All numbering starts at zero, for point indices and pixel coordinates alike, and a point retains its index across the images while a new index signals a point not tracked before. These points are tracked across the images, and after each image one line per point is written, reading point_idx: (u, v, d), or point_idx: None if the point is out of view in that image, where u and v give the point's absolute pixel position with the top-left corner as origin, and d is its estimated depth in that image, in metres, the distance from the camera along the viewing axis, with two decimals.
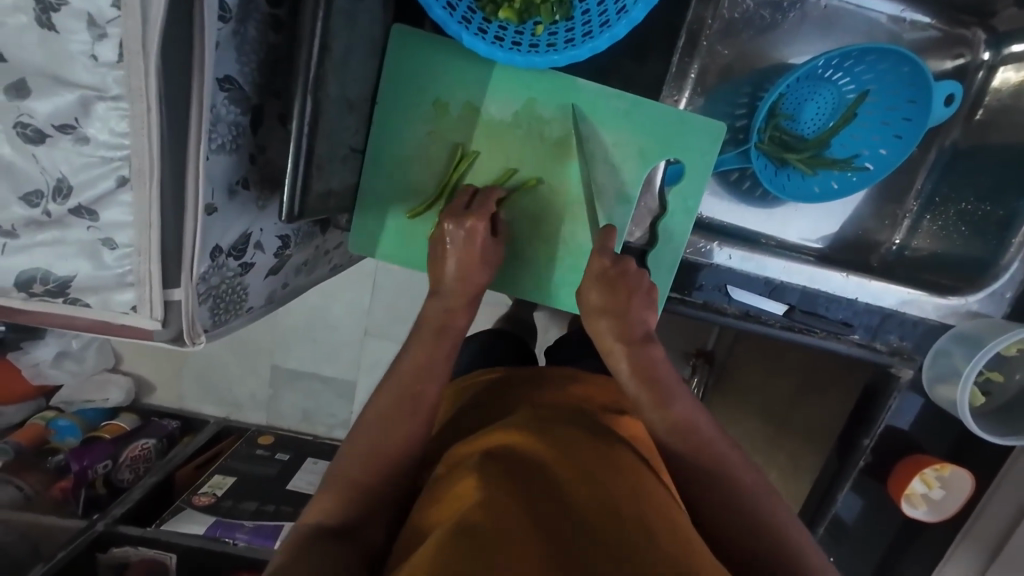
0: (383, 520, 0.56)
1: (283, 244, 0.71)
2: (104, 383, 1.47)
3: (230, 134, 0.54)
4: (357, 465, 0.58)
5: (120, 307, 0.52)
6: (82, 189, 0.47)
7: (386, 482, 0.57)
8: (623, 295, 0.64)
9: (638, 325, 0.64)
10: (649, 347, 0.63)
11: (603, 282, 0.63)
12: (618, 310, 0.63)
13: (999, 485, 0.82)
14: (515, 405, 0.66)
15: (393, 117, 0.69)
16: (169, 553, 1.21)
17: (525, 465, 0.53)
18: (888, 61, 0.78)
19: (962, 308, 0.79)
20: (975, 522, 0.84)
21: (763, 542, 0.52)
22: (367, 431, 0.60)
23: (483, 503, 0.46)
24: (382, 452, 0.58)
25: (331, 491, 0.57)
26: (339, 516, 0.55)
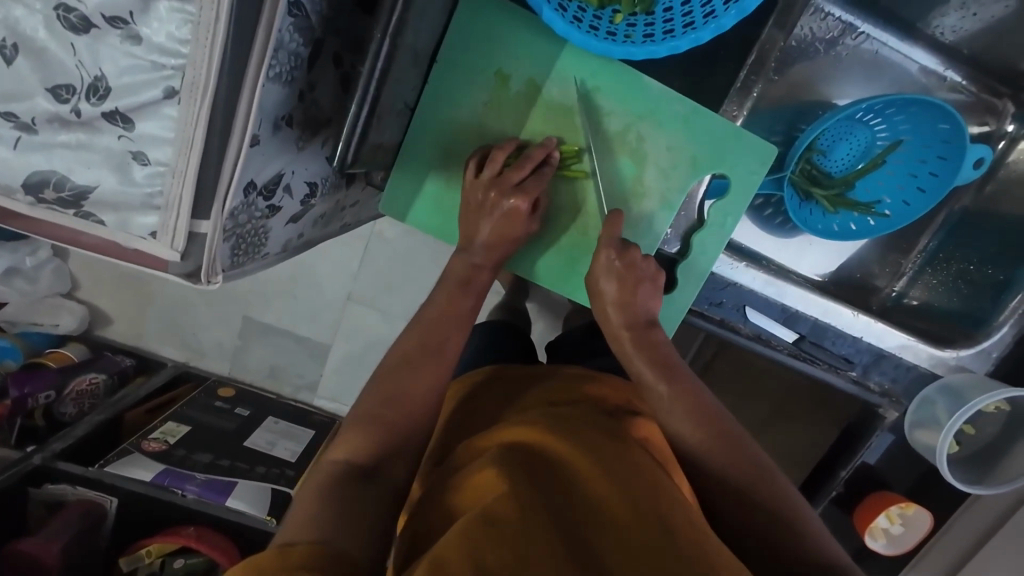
0: (405, 460, 0.57)
1: (310, 193, 0.67)
2: (56, 308, 1.38)
3: (289, 64, 0.50)
4: (381, 406, 0.58)
5: (138, 231, 0.48)
6: (122, 93, 0.43)
7: (402, 428, 0.58)
8: (632, 285, 0.65)
9: (642, 312, 0.66)
10: (653, 332, 0.66)
11: (610, 273, 0.65)
12: (625, 300, 0.66)
13: (948, 529, 0.90)
14: (528, 397, 0.67)
15: (450, 80, 0.67)
16: (110, 497, 1.12)
17: (546, 458, 0.54)
18: (931, 115, 0.80)
19: (953, 361, 0.83)
20: (922, 559, 0.93)
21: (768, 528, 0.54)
22: (387, 374, 0.61)
23: (504, 491, 0.48)
24: (408, 402, 0.59)
25: (358, 429, 0.57)
26: (365, 456, 0.55)
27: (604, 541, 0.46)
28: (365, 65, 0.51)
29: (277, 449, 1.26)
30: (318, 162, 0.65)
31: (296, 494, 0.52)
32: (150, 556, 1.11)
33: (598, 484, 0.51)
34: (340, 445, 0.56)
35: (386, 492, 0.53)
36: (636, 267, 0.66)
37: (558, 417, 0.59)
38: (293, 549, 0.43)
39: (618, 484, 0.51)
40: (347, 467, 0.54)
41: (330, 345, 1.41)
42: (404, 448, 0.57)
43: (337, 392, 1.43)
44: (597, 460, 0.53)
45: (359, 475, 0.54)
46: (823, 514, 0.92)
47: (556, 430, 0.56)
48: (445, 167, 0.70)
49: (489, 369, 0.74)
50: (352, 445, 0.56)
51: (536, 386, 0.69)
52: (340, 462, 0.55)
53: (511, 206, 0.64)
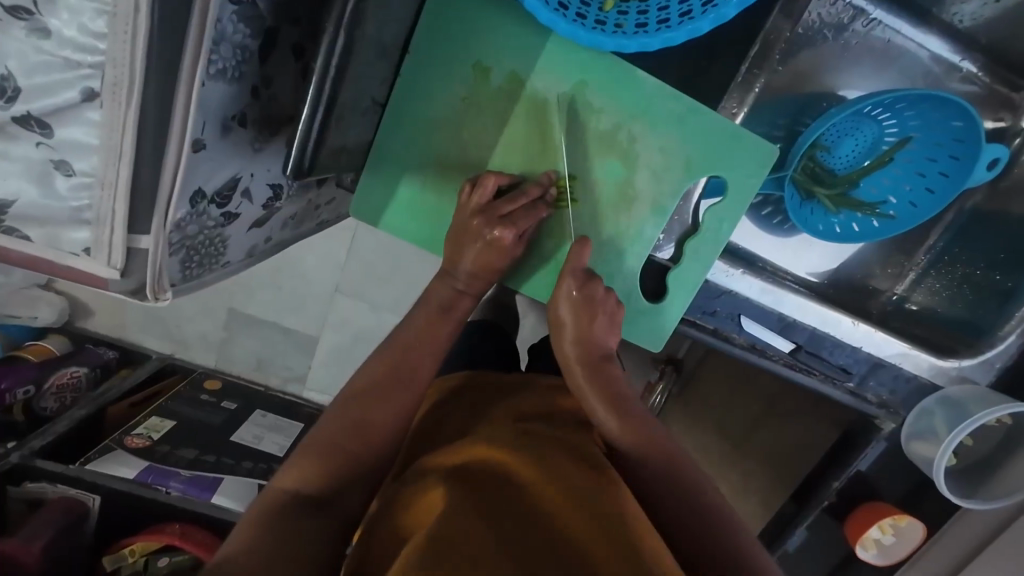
0: (357, 492, 0.54)
1: (274, 195, 0.62)
2: (33, 299, 1.34)
3: (235, 58, 0.45)
4: (343, 433, 0.55)
5: (70, 248, 0.43)
6: (35, 94, 0.37)
7: (361, 457, 0.55)
8: (586, 318, 0.61)
9: (598, 348, 0.61)
10: (608, 367, 0.61)
11: (571, 305, 0.61)
12: (580, 332, 0.61)
13: (941, 536, 0.87)
14: (501, 408, 0.63)
15: (425, 74, 0.61)
16: (92, 496, 1.09)
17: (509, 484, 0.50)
18: (945, 111, 0.75)
19: (954, 371, 0.79)
20: (915, 564, 0.89)
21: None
22: (353, 399, 0.57)
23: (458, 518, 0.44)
24: (369, 429, 0.56)
25: (310, 456, 0.54)
26: (315, 485, 0.52)
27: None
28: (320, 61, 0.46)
29: (263, 443, 1.22)
30: (280, 162, 0.59)
31: (238, 522, 0.50)
32: (133, 555, 1.08)
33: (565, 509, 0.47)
34: (289, 472, 0.53)
35: (335, 525, 0.51)
36: (596, 302, 0.61)
37: (526, 436, 0.55)
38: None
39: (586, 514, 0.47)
40: (294, 498, 0.51)
41: (316, 338, 1.37)
42: (362, 478, 0.54)
43: (326, 384, 1.40)
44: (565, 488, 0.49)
45: (310, 506, 0.51)
46: (814, 521, 0.90)
47: (521, 453, 0.52)
48: (421, 168, 0.65)
49: (463, 376, 0.70)
50: (301, 474, 0.53)
51: (512, 395, 0.65)
52: (287, 491, 0.52)
53: (495, 235, 0.60)
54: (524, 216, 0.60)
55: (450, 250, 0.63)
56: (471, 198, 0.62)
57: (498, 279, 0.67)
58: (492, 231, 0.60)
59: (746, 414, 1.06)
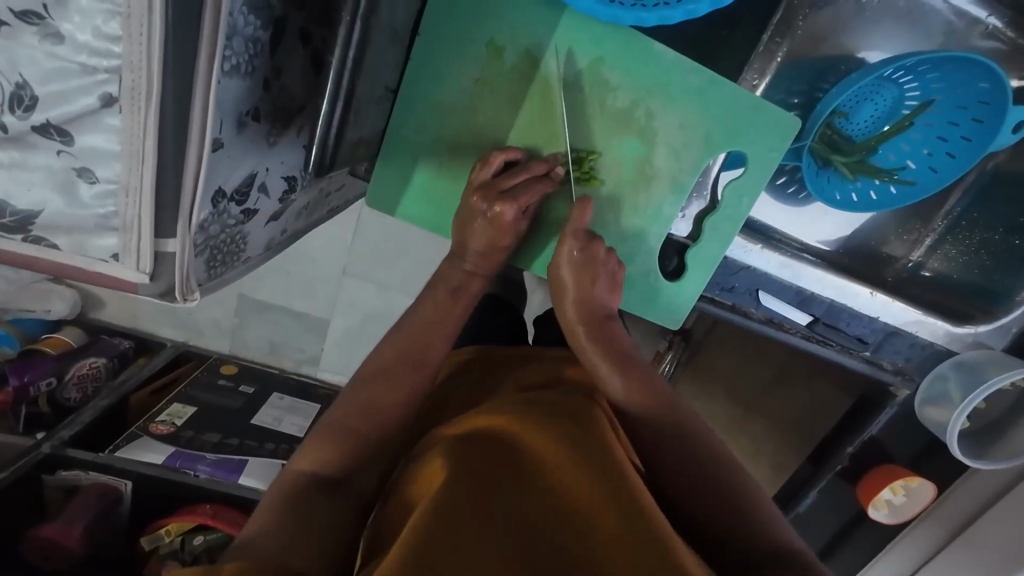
0: (373, 470, 0.55)
1: (290, 187, 0.61)
2: (45, 293, 1.34)
3: (247, 52, 0.44)
4: (355, 415, 0.57)
5: (97, 254, 0.43)
6: (52, 102, 0.37)
7: (379, 438, 0.57)
8: (589, 278, 0.62)
9: (597, 303, 0.62)
10: (610, 325, 0.62)
11: (572, 264, 0.61)
12: (582, 293, 0.62)
13: (966, 479, 0.86)
14: (504, 381, 0.64)
15: (436, 55, 0.60)
16: (124, 481, 1.11)
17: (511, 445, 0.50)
18: (969, 72, 0.72)
19: (970, 337, 0.81)
20: (938, 508, 0.89)
21: (730, 507, 0.50)
22: (365, 381, 0.59)
23: (467, 480, 0.45)
24: (378, 410, 0.57)
25: (325, 438, 0.56)
26: (332, 466, 0.54)
27: (575, 534, 0.43)
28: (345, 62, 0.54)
29: (283, 425, 1.26)
30: (294, 154, 0.58)
31: (260, 501, 0.51)
32: (170, 534, 1.12)
33: (574, 471, 0.47)
34: (305, 454, 0.55)
35: (351, 503, 0.52)
36: (598, 259, 0.62)
37: (532, 401, 0.56)
38: (222, 566, 0.40)
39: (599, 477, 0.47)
40: (312, 479, 0.53)
41: (328, 319, 1.38)
42: (375, 457, 0.56)
43: (339, 364, 1.43)
44: (567, 445, 0.49)
45: (322, 486, 0.52)
46: (828, 483, 0.93)
47: (522, 416, 0.53)
48: (436, 154, 0.64)
49: (470, 351, 0.72)
50: (318, 455, 0.54)
51: (517, 368, 0.67)
52: (305, 473, 0.53)
53: (495, 211, 0.60)
54: (523, 193, 0.59)
55: (462, 231, 0.63)
56: (480, 175, 0.62)
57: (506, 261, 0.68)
58: (493, 207, 0.60)
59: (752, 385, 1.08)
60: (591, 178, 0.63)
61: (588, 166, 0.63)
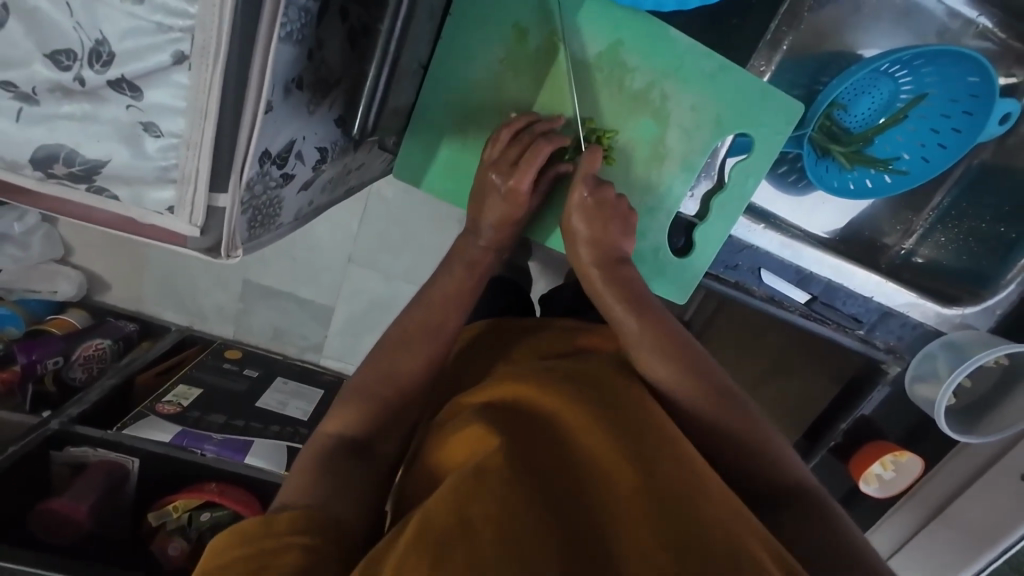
0: (397, 434, 0.59)
1: (321, 158, 0.64)
2: (51, 274, 1.35)
3: (299, 21, 0.47)
4: (381, 383, 0.60)
5: (153, 206, 0.45)
6: (127, 59, 0.40)
7: (402, 405, 0.60)
8: (603, 220, 0.63)
9: (613, 250, 0.64)
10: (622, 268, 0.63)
11: (585, 211, 0.63)
12: (597, 238, 0.63)
13: (958, 453, 0.91)
14: (518, 348, 0.68)
15: (465, 36, 0.64)
16: (131, 458, 1.11)
17: (533, 413, 0.54)
18: (961, 67, 0.77)
19: (958, 319, 0.86)
20: (924, 484, 0.94)
21: (738, 461, 0.55)
22: (378, 356, 0.62)
23: (493, 443, 0.48)
24: (399, 379, 0.60)
25: (350, 405, 0.59)
26: (358, 432, 0.57)
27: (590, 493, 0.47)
28: (386, 23, 0.53)
29: (288, 409, 1.28)
30: (327, 125, 0.61)
31: (295, 463, 0.55)
32: (177, 511, 1.10)
33: (590, 433, 0.51)
34: (333, 418, 0.58)
35: (380, 467, 0.57)
36: (609, 204, 0.64)
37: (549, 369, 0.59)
38: (276, 517, 0.46)
39: (611, 436, 0.50)
40: (342, 441, 0.56)
41: (332, 306, 1.40)
42: (398, 424, 0.59)
43: (342, 352, 1.45)
44: (587, 411, 0.52)
45: (353, 450, 0.56)
46: (824, 459, 0.98)
47: (545, 382, 0.56)
48: (461, 130, 0.67)
49: (482, 325, 0.75)
50: (346, 420, 0.58)
51: (530, 335, 0.70)
52: (333, 437, 0.57)
53: (511, 185, 0.63)
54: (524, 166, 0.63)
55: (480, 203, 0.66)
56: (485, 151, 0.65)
57: (521, 232, 0.72)
58: (506, 182, 0.63)
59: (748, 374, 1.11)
60: (609, 156, 0.67)
61: (605, 143, 0.66)
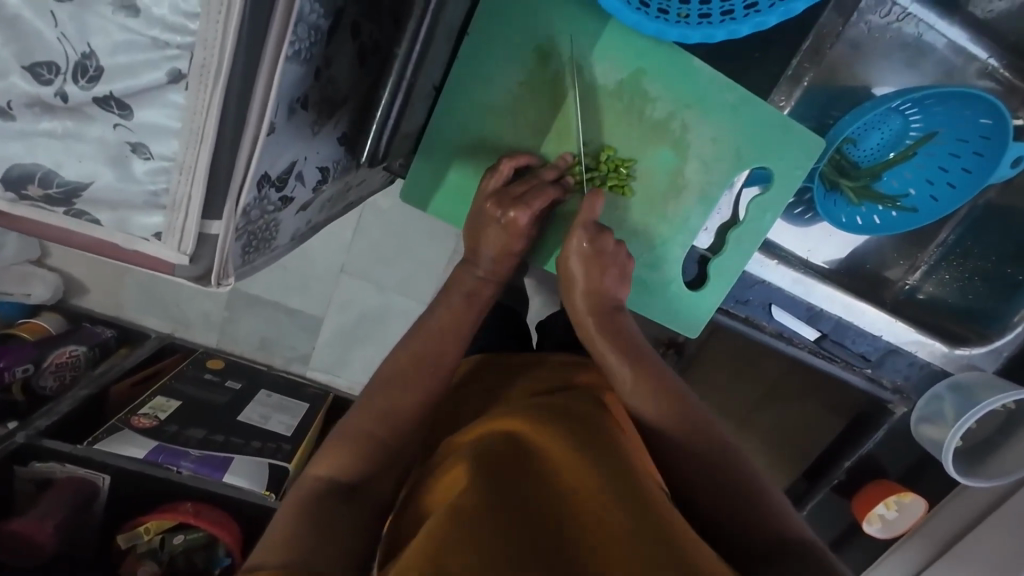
0: (389, 476, 0.55)
1: (322, 178, 0.60)
2: (25, 276, 1.28)
3: (308, 40, 0.44)
4: (371, 419, 0.56)
5: (139, 232, 0.41)
6: (117, 75, 0.36)
7: (397, 445, 0.56)
8: (599, 269, 0.62)
9: (608, 297, 0.62)
10: (619, 317, 0.62)
11: (581, 257, 0.62)
12: (592, 285, 0.62)
13: (957, 495, 0.89)
14: (515, 386, 0.64)
15: (480, 58, 0.61)
16: (102, 475, 1.03)
17: (521, 453, 0.50)
18: (974, 109, 0.77)
19: (965, 359, 0.84)
20: (924, 527, 0.92)
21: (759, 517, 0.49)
22: (374, 390, 0.58)
23: (482, 485, 0.45)
24: (393, 415, 0.57)
25: (342, 444, 0.55)
26: (351, 472, 0.53)
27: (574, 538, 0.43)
28: (403, 48, 0.52)
29: (270, 423, 1.18)
30: (330, 144, 0.58)
31: (278, 509, 0.50)
32: (149, 533, 1.04)
33: (588, 479, 0.47)
34: (322, 459, 0.54)
35: (369, 509, 0.52)
36: (605, 252, 0.62)
37: (547, 406, 0.56)
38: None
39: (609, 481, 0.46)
40: (331, 483, 0.52)
41: (321, 319, 1.35)
42: (392, 463, 0.55)
43: (330, 365, 1.38)
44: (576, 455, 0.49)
45: (341, 493, 0.52)
46: (825, 496, 0.96)
47: (541, 422, 0.53)
48: (471, 153, 0.65)
49: (476, 360, 0.72)
50: (337, 461, 0.54)
51: (523, 374, 0.66)
52: (323, 478, 0.53)
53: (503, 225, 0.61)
54: (539, 195, 0.60)
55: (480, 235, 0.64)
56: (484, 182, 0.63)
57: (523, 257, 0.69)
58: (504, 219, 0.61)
59: (745, 402, 1.06)
60: (625, 187, 0.65)
61: (621, 172, 0.64)
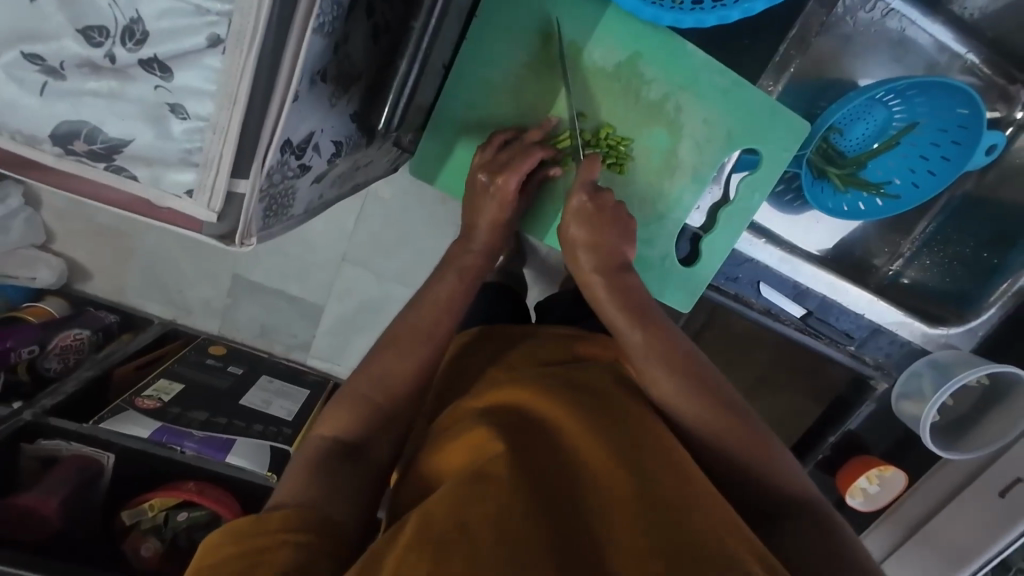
0: (388, 440, 0.58)
1: (336, 152, 0.64)
2: (31, 260, 1.31)
3: (331, 14, 0.47)
4: (371, 386, 0.59)
5: (172, 189, 0.44)
6: (160, 38, 0.40)
7: (397, 411, 0.59)
8: (602, 226, 0.65)
9: (614, 254, 0.64)
10: (625, 275, 0.64)
11: (582, 217, 0.65)
12: (596, 243, 0.64)
13: (939, 468, 0.94)
14: (516, 352, 0.66)
15: (485, 39, 0.65)
16: (106, 454, 1.05)
17: (527, 418, 0.54)
18: (951, 100, 0.81)
19: (943, 339, 0.89)
20: (906, 501, 0.96)
21: (753, 473, 0.54)
22: (385, 351, 0.62)
23: (492, 448, 0.48)
24: (395, 383, 0.59)
25: (344, 405, 0.58)
26: (350, 433, 0.56)
27: (570, 491, 0.48)
28: (419, 22, 0.56)
29: (272, 408, 1.21)
30: (344, 119, 0.62)
31: (288, 465, 0.54)
32: (153, 509, 1.07)
33: (588, 443, 0.50)
34: (326, 421, 0.58)
35: (372, 471, 0.56)
36: (605, 211, 0.65)
37: (550, 375, 0.58)
38: (268, 517, 0.47)
39: (608, 444, 0.50)
40: (337, 442, 0.56)
41: (323, 305, 1.38)
42: (391, 427, 0.58)
43: (331, 349, 1.41)
44: (581, 419, 0.52)
45: (340, 454, 0.55)
46: (810, 473, 1.00)
47: (545, 390, 0.56)
48: (476, 131, 0.69)
49: (474, 332, 0.74)
50: (339, 423, 0.57)
51: (523, 343, 0.68)
52: (326, 439, 0.56)
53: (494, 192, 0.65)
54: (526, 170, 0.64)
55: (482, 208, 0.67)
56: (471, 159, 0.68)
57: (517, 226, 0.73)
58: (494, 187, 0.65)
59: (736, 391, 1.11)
60: (622, 165, 0.69)
61: (617, 151, 0.68)
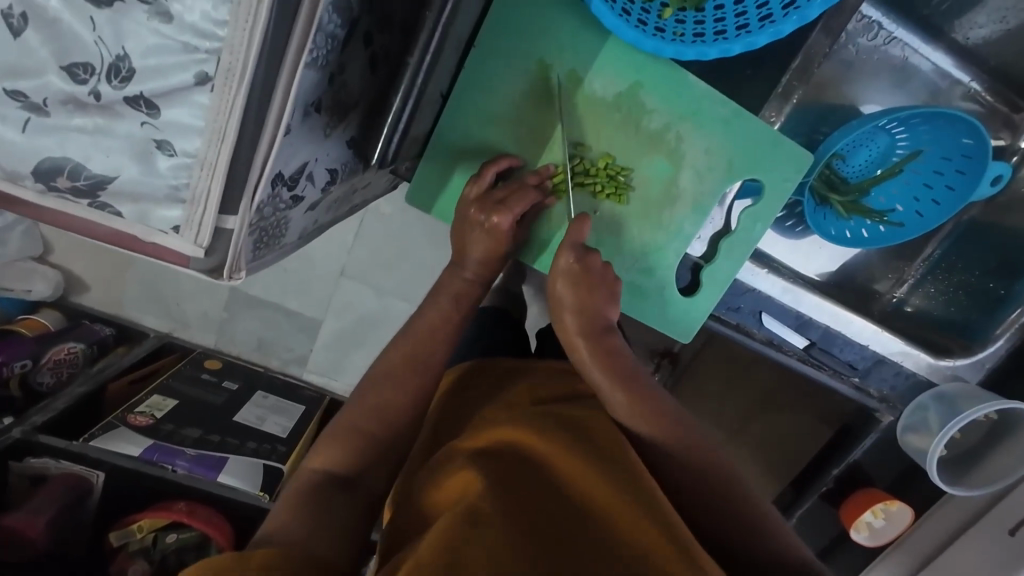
0: (386, 469, 0.57)
1: (331, 180, 0.63)
2: (27, 272, 1.30)
3: (325, 47, 0.47)
4: (364, 416, 0.58)
5: (158, 225, 0.43)
6: (147, 75, 0.39)
7: (393, 442, 0.58)
8: (587, 289, 0.62)
9: (599, 318, 0.63)
10: (609, 338, 0.62)
11: (569, 277, 0.62)
12: (581, 305, 0.62)
13: (946, 502, 0.91)
14: (513, 388, 0.65)
15: (484, 67, 0.64)
16: (96, 472, 1.02)
17: (522, 456, 0.52)
18: (954, 129, 0.80)
19: (949, 370, 0.87)
20: (912, 534, 0.94)
21: (747, 523, 0.53)
22: (378, 382, 0.60)
23: (486, 487, 0.46)
24: (391, 414, 0.58)
25: (334, 441, 0.56)
26: (346, 466, 0.55)
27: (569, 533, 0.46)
28: (414, 57, 0.59)
29: (266, 424, 1.17)
30: (340, 146, 0.61)
31: (276, 500, 0.52)
32: (142, 531, 1.04)
33: (585, 483, 0.49)
34: (318, 454, 0.56)
35: (365, 504, 0.54)
36: (592, 272, 0.63)
37: (546, 413, 0.57)
38: (253, 553, 0.43)
39: (605, 484, 0.49)
40: (327, 477, 0.54)
41: (320, 321, 1.36)
42: (388, 458, 0.57)
43: (327, 366, 1.39)
44: (577, 457, 0.51)
45: (337, 485, 0.54)
46: (814, 503, 0.98)
47: (540, 427, 0.54)
48: (474, 158, 0.68)
49: (468, 364, 0.72)
50: (330, 457, 0.55)
51: (524, 376, 0.67)
52: (317, 473, 0.54)
53: (490, 222, 0.63)
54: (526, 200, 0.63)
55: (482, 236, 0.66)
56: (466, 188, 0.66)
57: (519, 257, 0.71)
58: (489, 217, 0.63)
59: (736, 413, 1.10)
60: (621, 196, 0.68)
61: (617, 180, 0.67)
